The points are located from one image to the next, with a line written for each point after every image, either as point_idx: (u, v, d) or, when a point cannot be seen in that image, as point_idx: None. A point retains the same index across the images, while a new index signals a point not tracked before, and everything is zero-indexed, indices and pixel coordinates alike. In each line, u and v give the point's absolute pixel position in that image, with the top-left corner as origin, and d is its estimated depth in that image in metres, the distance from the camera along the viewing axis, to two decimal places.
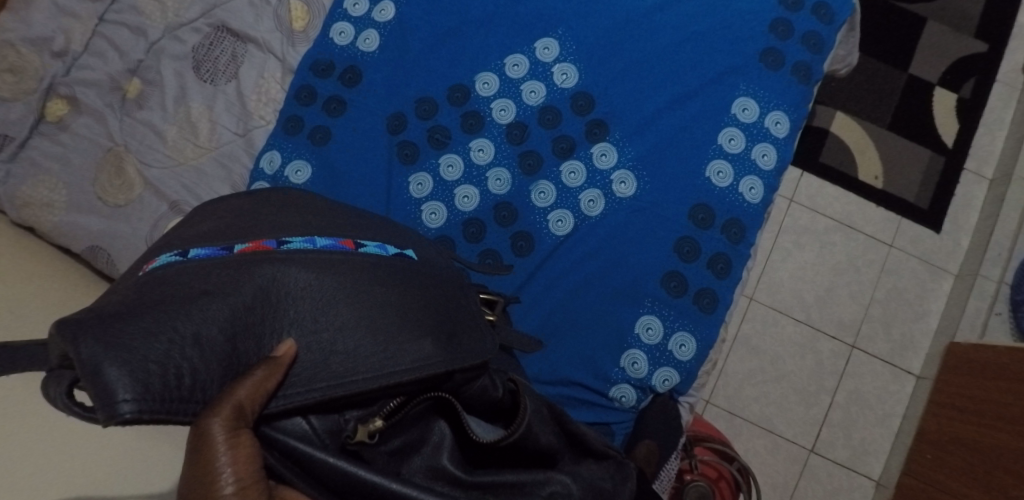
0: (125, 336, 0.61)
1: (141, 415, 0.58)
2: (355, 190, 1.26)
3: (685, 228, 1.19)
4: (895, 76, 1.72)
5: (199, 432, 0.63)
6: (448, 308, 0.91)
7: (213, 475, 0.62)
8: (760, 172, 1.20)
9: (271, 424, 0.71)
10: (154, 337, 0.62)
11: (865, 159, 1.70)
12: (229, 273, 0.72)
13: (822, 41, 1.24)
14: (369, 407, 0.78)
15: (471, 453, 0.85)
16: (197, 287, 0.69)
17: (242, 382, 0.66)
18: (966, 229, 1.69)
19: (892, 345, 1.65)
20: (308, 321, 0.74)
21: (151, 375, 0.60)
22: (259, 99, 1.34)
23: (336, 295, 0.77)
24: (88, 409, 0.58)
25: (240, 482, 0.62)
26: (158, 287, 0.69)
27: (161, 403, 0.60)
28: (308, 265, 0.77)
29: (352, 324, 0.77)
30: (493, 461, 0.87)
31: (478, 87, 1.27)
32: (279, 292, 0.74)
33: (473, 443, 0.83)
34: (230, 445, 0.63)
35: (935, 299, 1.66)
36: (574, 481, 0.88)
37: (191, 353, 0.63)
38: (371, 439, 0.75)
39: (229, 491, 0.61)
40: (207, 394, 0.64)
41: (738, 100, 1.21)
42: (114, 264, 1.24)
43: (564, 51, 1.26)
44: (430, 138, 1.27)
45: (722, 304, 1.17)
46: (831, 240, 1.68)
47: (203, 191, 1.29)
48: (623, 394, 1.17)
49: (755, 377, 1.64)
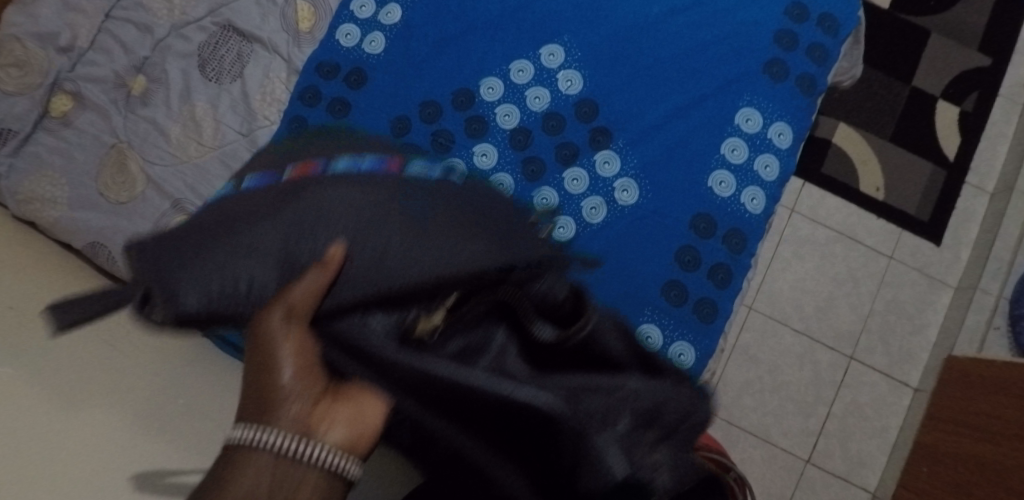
0: (188, 255, 0.72)
1: (204, 312, 0.71)
2: None
3: (686, 237, 1.19)
4: (899, 88, 1.72)
5: (256, 328, 0.67)
6: (505, 214, 0.89)
7: (269, 366, 0.65)
8: (762, 182, 1.21)
9: (334, 320, 0.73)
10: (213, 250, 0.72)
11: (867, 171, 1.70)
12: (281, 191, 0.79)
13: (826, 53, 1.26)
14: (431, 305, 0.78)
15: (540, 353, 0.81)
16: (254, 207, 0.77)
17: (296, 279, 0.70)
18: (966, 243, 1.69)
19: (891, 357, 1.66)
20: (362, 214, 0.78)
21: (211, 283, 0.71)
22: (264, 98, 1.34)
23: (384, 202, 0.80)
24: (160, 319, 0.71)
25: (298, 368, 0.66)
26: (222, 211, 0.78)
27: (220, 302, 0.71)
28: (355, 182, 0.81)
29: (403, 228, 0.78)
30: (566, 361, 0.81)
31: (483, 91, 1.28)
32: (326, 199, 0.78)
33: (540, 343, 0.81)
34: (286, 335, 0.67)
35: (934, 311, 1.67)
36: (646, 387, 0.79)
37: (245, 260, 0.72)
38: (430, 335, 0.77)
39: (287, 379, 0.65)
40: (264, 294, 0.72)
41: (742, 110, 1.22)
42: (114, 261, 1.25)
43: (569, 58, 1.27)
44: (433, 142, 1.27)
45: (722, 314, 1.18)
46: (831, 251, 1.68)
47: (205, 189, 1.29)
48: None
49: (753, 387, 1.64)
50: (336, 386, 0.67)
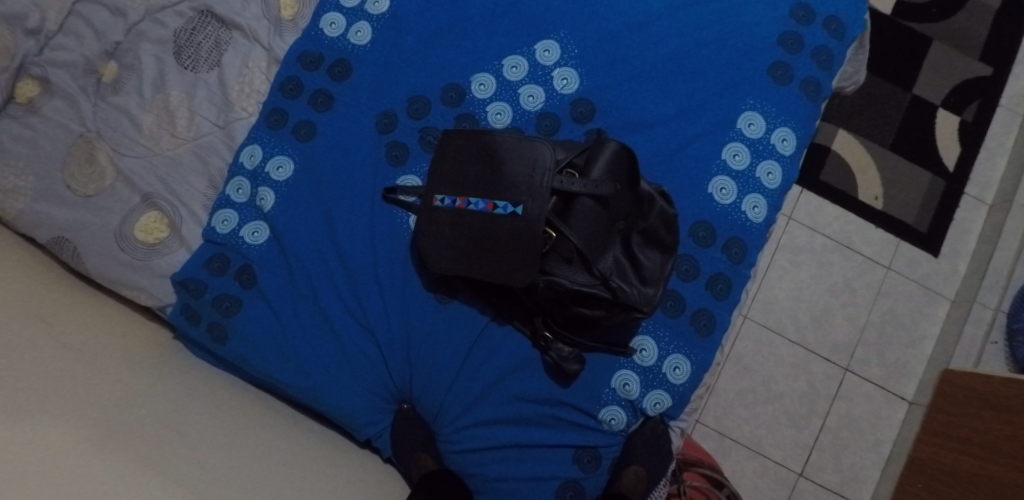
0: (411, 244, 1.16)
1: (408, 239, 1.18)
2: (340, 192, 1.19)
3: (685, 247, 1.14)
4: (900, 95, 1.68)
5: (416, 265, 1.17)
6: (521, 239, 1.03)
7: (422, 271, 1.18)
8: (764, 190, 1.15)
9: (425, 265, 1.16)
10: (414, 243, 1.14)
11: (866, 179, 1.65)
12: (433, 215, 1.08)
13: (832, 56, 1.19)
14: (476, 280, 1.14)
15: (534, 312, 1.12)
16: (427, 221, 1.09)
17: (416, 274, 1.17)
18: (964, 254, 1.65)
19: (886, 370, 1.61)
20: (466, 258, 1.07)
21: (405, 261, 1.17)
22: (241, 89, 1.28)
23: (460, 243, 1.06)
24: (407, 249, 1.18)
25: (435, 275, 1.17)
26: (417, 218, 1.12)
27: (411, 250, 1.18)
28: (440, 228, 1.08)
29: (460, 261, 1.07)
30: (555, 318, 1.11)
31: (473, 88, 1.21)
32: (431, 236, 1.08)
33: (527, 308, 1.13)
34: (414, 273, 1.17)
35: (930, 324, 1.63)
36: (596, 330, 1.12)
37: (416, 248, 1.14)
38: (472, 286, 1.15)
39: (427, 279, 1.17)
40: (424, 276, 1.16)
41: (744, 114, 1.16)
42: (80, 258, 1.16)
43: (565, 55, 1.20)
44: (421, 140, 1.20)
45: (720, 327, 1.13)
46: (828, 260, 1.63)
47: (178, 184, 1.22)
48: (613, 416, 1.13)
49: (746, 398, 1.59)
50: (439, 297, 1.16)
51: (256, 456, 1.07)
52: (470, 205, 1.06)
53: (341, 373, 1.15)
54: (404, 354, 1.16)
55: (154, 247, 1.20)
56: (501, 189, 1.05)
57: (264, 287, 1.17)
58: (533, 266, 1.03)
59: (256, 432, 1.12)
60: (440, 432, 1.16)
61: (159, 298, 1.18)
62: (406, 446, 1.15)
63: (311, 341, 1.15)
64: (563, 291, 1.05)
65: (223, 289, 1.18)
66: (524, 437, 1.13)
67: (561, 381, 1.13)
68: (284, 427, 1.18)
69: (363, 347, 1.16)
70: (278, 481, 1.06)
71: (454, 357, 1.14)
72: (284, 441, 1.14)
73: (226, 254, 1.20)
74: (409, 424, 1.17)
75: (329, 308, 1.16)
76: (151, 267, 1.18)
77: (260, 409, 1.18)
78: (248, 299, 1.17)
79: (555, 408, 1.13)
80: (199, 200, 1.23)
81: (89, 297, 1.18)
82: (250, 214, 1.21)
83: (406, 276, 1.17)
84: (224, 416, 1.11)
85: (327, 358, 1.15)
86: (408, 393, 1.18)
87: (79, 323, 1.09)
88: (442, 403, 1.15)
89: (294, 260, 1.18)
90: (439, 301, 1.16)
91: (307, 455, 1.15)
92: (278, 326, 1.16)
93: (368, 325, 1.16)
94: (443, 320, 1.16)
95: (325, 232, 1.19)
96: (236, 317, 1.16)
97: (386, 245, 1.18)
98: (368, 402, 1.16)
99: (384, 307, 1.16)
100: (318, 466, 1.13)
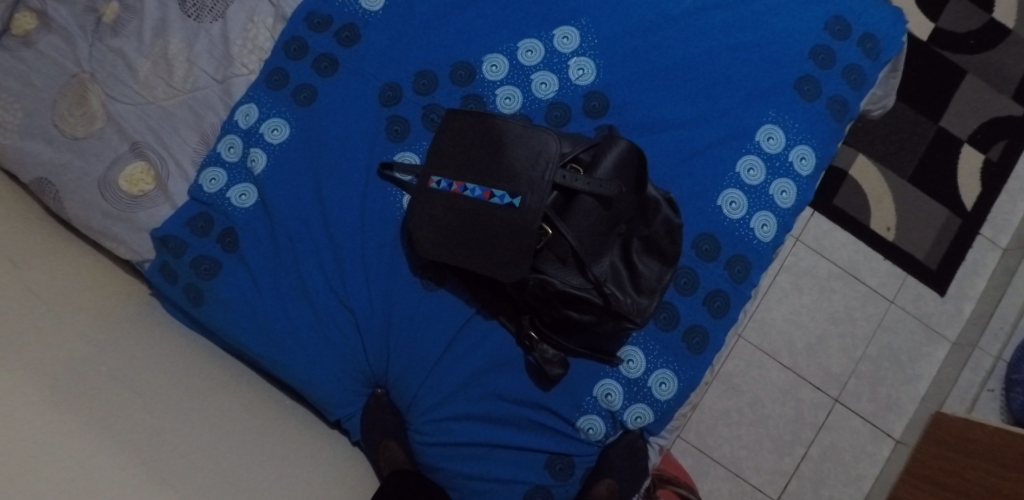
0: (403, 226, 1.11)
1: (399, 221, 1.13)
2: (335, 163, 1.15)
3: (687, 259, 1.09)
4: (925, 126, 1.62)
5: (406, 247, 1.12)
6: (515, 233, 0.98)
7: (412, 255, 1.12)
8: (776, 208, 1.10)
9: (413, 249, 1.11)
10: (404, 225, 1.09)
11: (880, 208, 1.60)
12: (427, 197, 1.03)
13: (864, 75, 1.13)
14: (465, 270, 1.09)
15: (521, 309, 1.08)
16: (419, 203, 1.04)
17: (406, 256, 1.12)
18: (971, 296, 1.60)
19: (876, 405, 1.57)
20: (455, 245, 1.02)
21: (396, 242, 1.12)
22: (244, 45, 1.23)
23: (451, 230, 1.02)
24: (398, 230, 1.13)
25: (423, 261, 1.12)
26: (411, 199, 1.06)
27: (401, 232, 1.13)
28: (432, 212, 1.03)
29: (449, 248, 1.02)
30: (543, 319, 1.06)
31: (485, 69, 1.16)
32: (421, 220, 1.03)
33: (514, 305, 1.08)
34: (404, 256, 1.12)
35: (928, 364, 1.58)
36: (583, 335, 1.07)
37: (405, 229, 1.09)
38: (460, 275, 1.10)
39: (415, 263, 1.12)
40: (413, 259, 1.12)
41: (765, 126, 1.11)
42: (60, 202, 1.11)
43: (584, 45, 1.15)
44: (424, 117, 1.15)
45: (713, 346, 1.08)
46: (831, 287, 1.58)
47: (169, 136, 1.18)
48: (591, 426, 1.08)
49: (731, 418, 1.55)
50: (426, 284, 1.11)
51: (217, 429, 1.03)
52: (465, 191, 1.01)
53: (315, 351, 1.10)
54: (383, 338, 1.11)
55: (138, 199, 1.15)
56: (500, 178, 1.00)
57: (246, 253, 1.12)
58: (525, 263, 0.98)
59: (222, 402, 1.07)
60: (411, 422, 1.12)
61: (137, 252, 1.13)
62: (375, 431, 1.11)
63: (288, 314, 1.11)
64: (553, 292, 1.01)
65: (203, 251, 1.13)
66: (497, 437, 1.08)
67: (542, 384, 1.08)
68: (252, 398, 1.13)
69: (342, 326, 1.11)
70: (235, 459, 1.01)
71: (434, 346, 1.10)
72: (250, 414, 1.10)
73: (210, 214, 1.15)
74: (381, 410, 1.13)
75: (310, 282, 1.11)
76: (132, 219, 1.13)
77: (229, 377, 1.14)
78: (227, 263, 1.13)
79: (532, 411, 1.09)
80: (188, 154, 1.18)
81: (65, 243, 1.13)
82: (239, 176, 1.16)
83: (393, 258, 1.12)
84: (190, 381, 1.06)
85: (303, 333, 1.10)
86: (383, 378, 1.13)
87: (50, 267, 1.04)
88: (416, 393, 1.11)
89: (280, 229, 1.13)
90: (425, 287, 1.11)
91: (270, 431, 1.10)
92: (255, 295, 1.11)
93: (348, 304, 1.11)
94: (426, 307, 1.11)
95: (314, 202, 1.14)
96: (213, 281, 1.11)
97: (376, 223, 1.13)
98: (341, 383, 1.11)
99: (367, 287, 1.11)
100: (279, 445, 1.09)
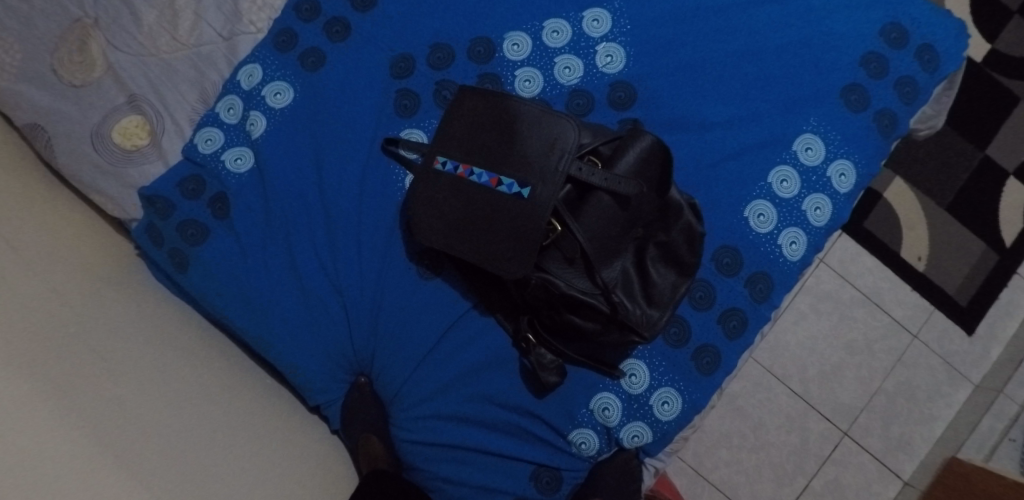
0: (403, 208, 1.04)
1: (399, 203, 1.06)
2: (339, 134, 1.08)
3: (705, 271, 1.01)
4: (969, 153, 1.52)
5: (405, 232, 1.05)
6: (521, 226, 0.91)
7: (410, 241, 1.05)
8: (808, 226, 1.01)
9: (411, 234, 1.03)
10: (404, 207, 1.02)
11: (912, 236, 1.51)
12: (430, 180, 0.96)
13: (917, 90, 1.04)
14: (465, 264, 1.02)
15: (520, 309, 1.00)
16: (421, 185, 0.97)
17: (404, 241, 1.05)
18: (1000, 339, 1.51)
19: (887, 443, 1.47)
20: (455, 234, 0.95)
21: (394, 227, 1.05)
22: (255, 2, 1.16)
23: (452, 216, 0.95)
24: (398, 213, 1.05)
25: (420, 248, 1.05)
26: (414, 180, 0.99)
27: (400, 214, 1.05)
28: (433, 195, 0.96)
29: (448, 235, 0.95)
30: (543, 321, 0.99)
31: (507, 47, 1.08)
32: (421, 203, 0.96)
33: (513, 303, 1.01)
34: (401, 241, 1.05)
35: (947, 405, 1.48)
36: (585, 343, 0.99)
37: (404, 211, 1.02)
38: (458, 268, 1.03)
39: (414, 250, 1.04)
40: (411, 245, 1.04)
41: (804, 136, 1.02)
42: (51, 151, 1.05)
43: (615, 30, 1.07)
44: (436, 93, 1.08)
45: (724, 368, 1.00)
46: (852, 314, 1.49)
47: (169, 92, 1.11)
48: (584, 440, 1.01)
49: (731, 440, 1.46)
50: (422, 273, 1.04)
51: (186, 410, 0.95)
52: (470, 177, 0.94)
53: (300, 332, 1.03)
54: (371, 326, 1.04)
55: (130, 154, 1.08)
56: (510, 165, 0.93)
57: (236, 221, 1.05)
58: (530, 259, 0.91)
59: (197, 380, 0.99)
60: (393, 416, 1.05)
61: (126, 211, 1.07)
62: (356, 422, 1.05)
63: (274, 290, 1.04)
64: (557, 294, 0.93)
65: (192, 215, 1.06)
66: (483, 443, 1.01)
67: (537, 391, 1.01)
68: (231, 377, 1.05)
69: (330, 308, 1.04)
70: (197, 443, 0.93)
71: (425, 339, 1.03)
72: (226, 395, 1.02)
73: (202, 177, 1.07)
74: (363, 401, 1.06)
75: (300, 259, 1.04)
76: (122, 175, 1.07)
77: (211, 352, 1.06)
78: (216, 230, 1.05)
79: (522, 419, 1.01)
80: (185, 112, 1.12)
81: (50, 192, 1.06)
82: (236, 139, 1.09)
83: (390, 240, 1.05)
84: (165, 354, 0.98)
85: (288, 312, 1.03)
86: (368, 368, 1.06)
87: (31, 216, 0.98)
88: (402, 387, 1.04)
89: (274, 199, 1.06)
90: (421, 275, 1.04)
91: (245, 416, 1.02)
92: (241, 266, 1.04)
93: (339, 286, 1.04)
94: (421, 297, 1.04)
95: (312, 174, 1.07)
96: (199, 247, 1.04)
97: (375, 202, 1.06)
98: (325, 370, 1.04)
99: (360, 269, 1.04)
100: (249, 432, 1.01)
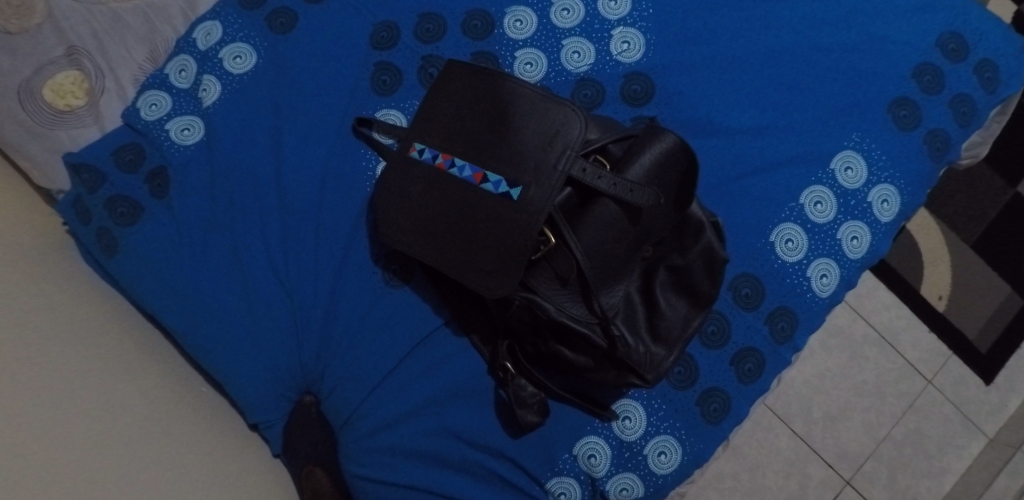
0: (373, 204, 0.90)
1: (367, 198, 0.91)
2: (305, 108, 0.93)
3: (720, 302, 0.87)
4: (1002, 189, 1.36)
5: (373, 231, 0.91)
6: (508, 235, 0.77)
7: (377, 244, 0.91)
8: (841, 257, 0.88)
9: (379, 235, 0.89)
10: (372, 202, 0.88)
11: (933, 271, 1.34)
12: (402, 172, 0.82)
13: (973, 111, 0.91)
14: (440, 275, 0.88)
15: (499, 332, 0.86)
16: (392, 179, 0.82)
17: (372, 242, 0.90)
18: (1020, 391, 1.33)
19: (891, 495, 1.28)
20: (428, 237, 0.80)
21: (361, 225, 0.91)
22: None
23: (426, 217, 0.80)
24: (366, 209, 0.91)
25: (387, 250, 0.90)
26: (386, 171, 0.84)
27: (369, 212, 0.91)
28: (406, 191, 0.81)
29: (419, 239, 0.80)
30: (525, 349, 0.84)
31: (508, 23, 0.93)
32: (390, 199, 0.82)
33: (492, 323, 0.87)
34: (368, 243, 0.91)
35: (958, 458, 1.30)
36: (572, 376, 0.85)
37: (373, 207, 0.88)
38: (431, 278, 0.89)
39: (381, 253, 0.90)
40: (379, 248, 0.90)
41: (844, 153, 0.89)
42: None
43: (634, 13, 0.93)
44: (421, 70, 0.94)
45: (732, 417, 0.86)
46: (864, 353, 1.30)
47: (112, 44, 0.94)
48: (563, 490, 0.86)
49: (722, 483, 1.26)
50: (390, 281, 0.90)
51: (90, 418, 0.77)
52: (449, 171, 0.80)
53: (239, 339, 0.88)
54: (324, 337, 0.90)
55: (63, 115, 0.91)
56: (500, 161, 0.79)
57: (177, 202, 0.90)
58: (518, 278, 0.76)
59: (109, 382, 0.83)
60: (345, 446, 0.90)
61: (52, 180, 0.91)
62: (300, 449, 0.91)
63: (214, 286, 0.88)
64: (545, 320, 0.79)
65: (125, 190, 0.90)
66: (447, 485, 0.87)
67: (512, 430, 0.87)
68: (156, 385, 0.89)
69: (276, 312, 0.89)
70: (100, 456, 0.76)
71: (387, 357, 0.89)
72: (145, 404, 0.85)
73: (143, 147, 0.92)
74: (310, 423, 0.91)
75: (248, 253, 0.89)
76: (48, 137, 0.90)
77: (136, 353, 0.90)
78: (152, 210, 0.90)
79: (494, 461, 0.87)
80: (129, 69, 0.96)
81: None
82: (186, 106, 0.94)
83: (353, 238, 0.91)
84: (73, 349, 0.82)
85: (229, 312, 0.88)
86: (318, 385, 0.91)
87: None
88: (355, 410, 0.89)
89: (223, 180, 0.91)
90: (387, 282, 0.90)
91: (166, 432, 0.85)
92: (178, 255, 0.89)
93: (290, 289, 0.90)
94: (384, 307, 0.90)
95: (271, 154, 0.92)
96: (130, 229, 0.89)
97: (339, 193, 0.91)
98: (268, 384, 0.89)
99: (315, 268, 0.90)
100: (170, 447, 0.84)
